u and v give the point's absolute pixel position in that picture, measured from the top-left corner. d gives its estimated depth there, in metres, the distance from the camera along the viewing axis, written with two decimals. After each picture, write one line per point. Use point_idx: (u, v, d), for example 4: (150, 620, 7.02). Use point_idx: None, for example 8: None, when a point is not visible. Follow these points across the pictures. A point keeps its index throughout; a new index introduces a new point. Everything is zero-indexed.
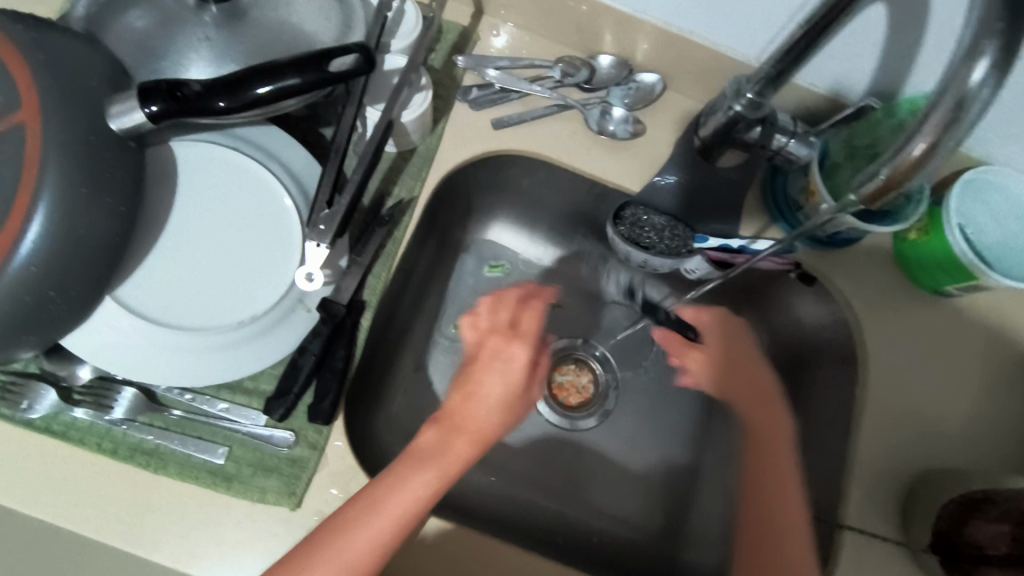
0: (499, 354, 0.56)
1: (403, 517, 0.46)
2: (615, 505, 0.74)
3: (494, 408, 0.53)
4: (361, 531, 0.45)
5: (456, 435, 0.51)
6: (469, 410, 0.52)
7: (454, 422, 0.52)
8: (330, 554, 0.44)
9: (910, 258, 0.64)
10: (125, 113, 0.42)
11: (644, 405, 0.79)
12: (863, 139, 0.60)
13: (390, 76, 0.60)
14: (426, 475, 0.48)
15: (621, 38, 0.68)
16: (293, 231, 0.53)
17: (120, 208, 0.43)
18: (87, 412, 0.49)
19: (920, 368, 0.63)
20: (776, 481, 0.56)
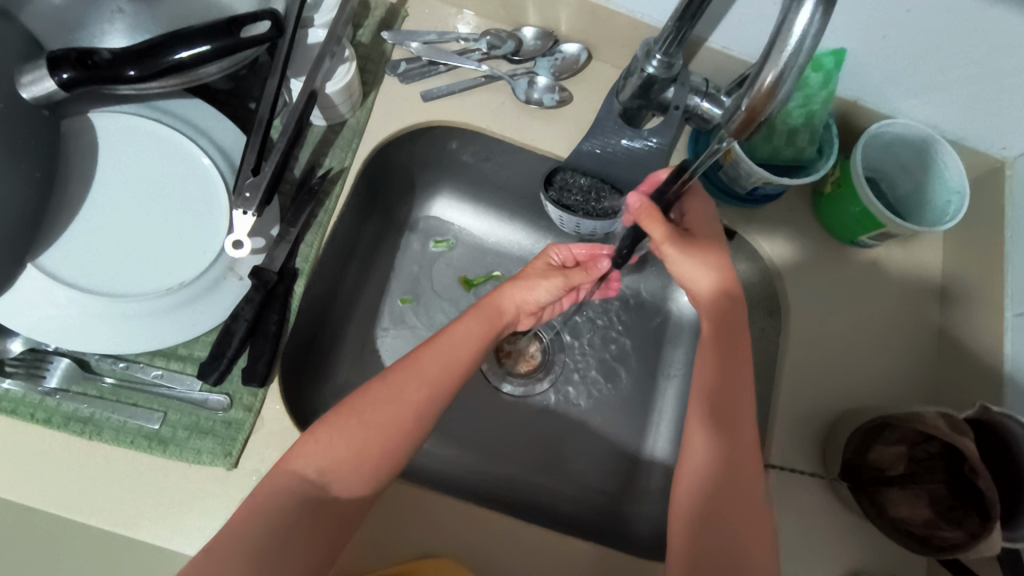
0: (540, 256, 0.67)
1: (461, 352, 0.57)
2: (576, 467, 0.76)
3: (534, 275, 0.64)
4: (432, 355, 0.56)
5: (505, 287, 0.63)
6: (522, 276, 0.64)
7: (505, 284, 0.64)
8: (411, 373, 0.54)
9: (826, 211, 0.70)
10: (35, 83, 0.46)
11: (595, 372, 0.80)
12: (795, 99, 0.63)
13: (313, 50, 0.60)
14: (477, 323, 0.60)
15: (544, 9, 0.70)
16: (218, 203, 0.56)
17: (36, 173, 0.48)
18: (17, 383, 0.52)
19: (857, 305, 0.70)
20: (730, 410, 0.57)
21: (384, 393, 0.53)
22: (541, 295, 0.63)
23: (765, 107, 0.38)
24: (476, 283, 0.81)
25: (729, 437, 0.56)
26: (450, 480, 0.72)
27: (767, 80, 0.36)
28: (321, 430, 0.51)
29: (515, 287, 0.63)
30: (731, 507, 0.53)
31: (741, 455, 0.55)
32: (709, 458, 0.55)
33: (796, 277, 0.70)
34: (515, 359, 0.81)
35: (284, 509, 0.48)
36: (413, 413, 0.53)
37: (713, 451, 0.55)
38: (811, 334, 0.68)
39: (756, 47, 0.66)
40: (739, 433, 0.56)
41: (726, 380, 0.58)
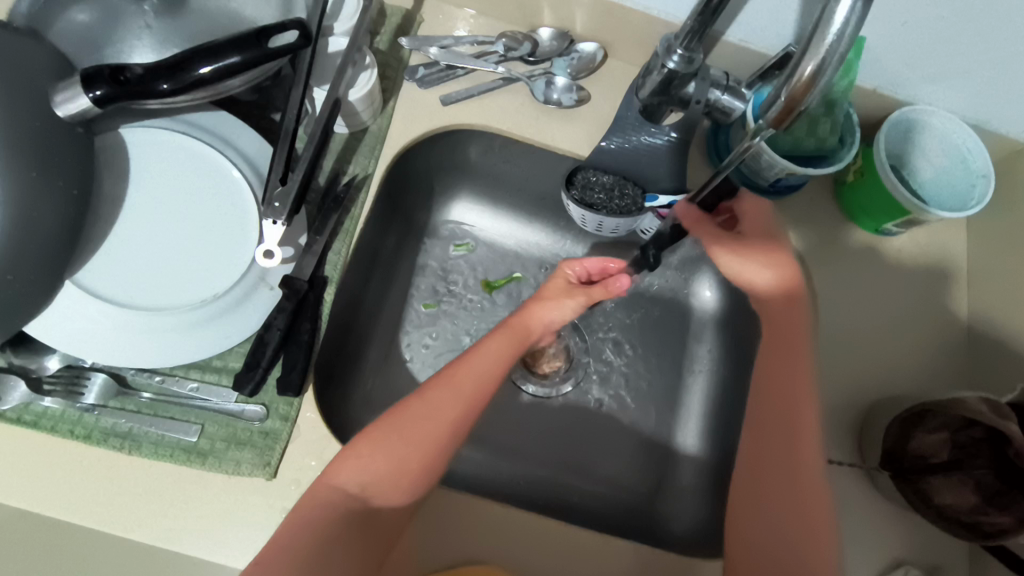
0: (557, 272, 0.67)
1: (494, 368, 0.57)
2: (604, 466, 0.75)
3: (558, 294, 0.64)
4: (467, 370, 0.56)
5: (531, 306, 0.63)
6: (545, 294, 0.64)
7: (531, 303, 0.64)
8: (446, 392, 0.54)
9: (851, 199, 0.69)
10: (70, 100, 0.45)
11: (620, 369, 0.80)
12: None
13: (334, 58, 0.61)
14: (505, 340, 0.60)
15: (559, 9, 0.70)
16: (247, 215, 0.56)
17: (72, 191, 0.46)
18: (56, 401, 0.52)
19: (879, 292, 0.69)
20: (782, 411, 0.57)
21: (420, 410, 0.53)
22: (568, 314, 0.64)
23: (803, 97, 0.38)
24: (497, 286, 0.82)
25: (782, 423, 0.56)
26: (484, 483, 0.73)
27: (808, 69, 0.36)
28: (361, 444, 0.50)
29: (542, 307, 0.63)
30: (778, 496, 0.54)
31: (799, 447, 0.55)
32: (758, 448, 0.57)
33: (817, 267, 0.70)
34: (538, 359, 0.79)
35: (331, 525, 0.47)
36: (450, 429, 0.53)
37: (765, 442, 0.56)
38: (840, 325, 0.68)
39: (773, 39, 0.66)
40: (792, 420, 0.56)
41: (779, 383, 0.57)
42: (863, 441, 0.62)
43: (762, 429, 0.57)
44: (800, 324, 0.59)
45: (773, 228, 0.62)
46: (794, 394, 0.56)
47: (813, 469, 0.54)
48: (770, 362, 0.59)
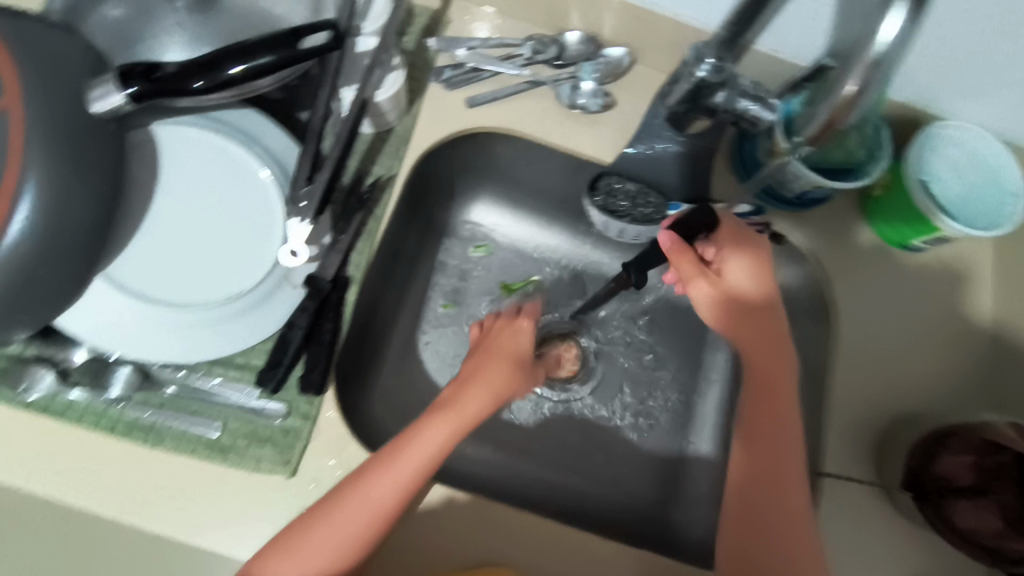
0: (512, 323, 0.59)
1: (417, 468, 0.50)
2: (615, 474, 0.75)
3: (509, 360, 0.56)
4: (392, 469, 0.50)
5: (472, 387, 0.54)
6: (490, 368, 0.55)
7: (472, 382, 0.54)
8: (361, 499, 0.49)
9: (877, 214, 0.69)
10: (104, 96, 0.45)
11: (635, 376, 0.80)
12: None
13: (360, 59, 0.59)
14: (443, 425, 0.51)
15: (588, 13, 0.70)
16: (274, 215, 0.56)
17: (104, 187, 0.46)
18: (83, 393, 0.52)
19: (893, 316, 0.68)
20: (774, 462, 0.55)
21: (337, 512, 0.48)
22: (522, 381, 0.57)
23: (847, 113, 0.42)
24: (516, 288, 0.82)
25: (774, 463, 0.55)
26: (496, 487, 0.73)
27: (851, 89, 0.40)
28: (268, 551, 0.48)
29: (478, 391, 0.53)
30: (777, 532, 0.52)
31: (789, 474, 0.54)
32: (754, 479, 0.55)
33: (839, 281, 0.69)
34: (555, 364, 0.79)
35: None
36: (361, 540, 0.48)
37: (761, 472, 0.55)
38: (862, 342, 0.67)
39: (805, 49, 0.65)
40: (782, 455, 0.55)
41: (771, 432, 0.56)
42: (882, 458, 0.61)
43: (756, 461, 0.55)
44: (777, 342, 0.58)
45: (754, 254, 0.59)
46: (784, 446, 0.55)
47: (801, 496, 0.54)
48: (758, 403, 0.57)
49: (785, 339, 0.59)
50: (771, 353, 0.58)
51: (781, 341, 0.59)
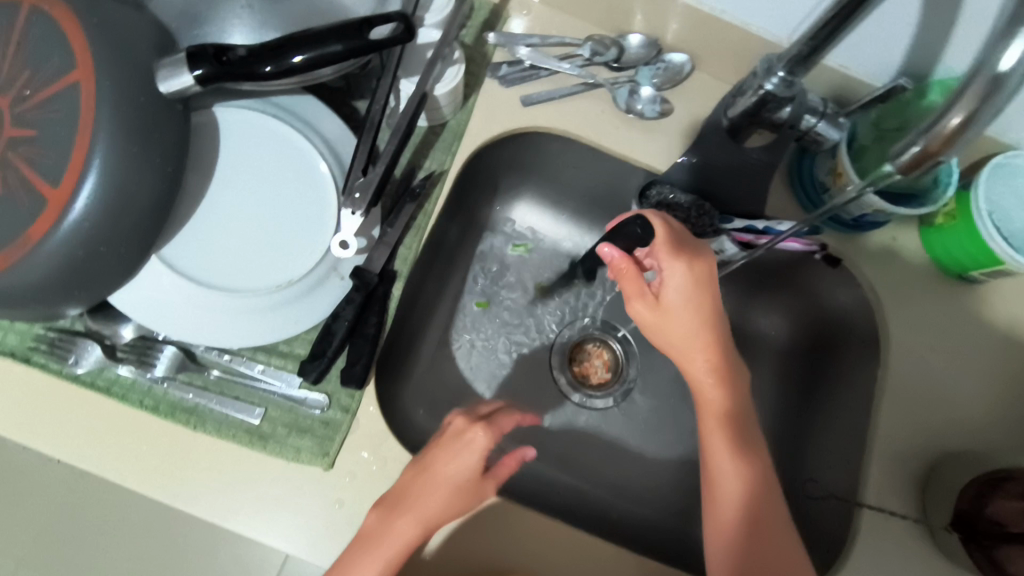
0: (458, 437, 0.51)
1: None
2: (641, 487, 0.74)
3: (443, 489, 0.49)
4: None
5: (401, 522, 0.48)
6: (428, 492, 0.49)
7: (400, 514, 0.49)
8: None
9: (936, 243, 0.66)
10: (173, 76, 0.44)
11: (666, 387, 0.78)
12: (891, 121, 0.62)
13: (423, 50, 0.60)
14: (372, 563, 0.47)
15: (652, 16, 0.68)
16: (326, 204, 0.55)
17: (168, 168, 0.46)
18: (129, 369, 0.52)
19: (943, 351, 0.65)
20: (761, 504, 0.53)
21: None
22: (458, 507, 0.50)
23: (945, 149, 0.37)
24: (552, 290, 0.81)
25: (764, 504, 0.53)
26: (523, 489, 0.72)
27: (954, 121, 0.36)
28: None
29: (414, 516, 0.49)
30: (774, 552, 0.52)
31: (765, 485, 0.54)
32: (742, 504, 0.53)
33: (890, 310, 0.67)
34: (586, 370, 0.80)
35: None
36: None
37: (747, 492, 0.53)
38: (911, 374, 0.65)
39: (877, 66, 0.63)
40: (770, 496, 0.53)
41: (747, 463, 0.54)
42: (927, 494, 0.60)
43: (739, 484, 0.53)
44: (730, 353, 0.56)
45: (695, 265, 0.55)
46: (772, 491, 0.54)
47: (779, 501, 0.54)
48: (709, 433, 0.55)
49: (727, 348, 0.56)
50: (728, 371, 0.56)
51: (727, 349, 0.56)
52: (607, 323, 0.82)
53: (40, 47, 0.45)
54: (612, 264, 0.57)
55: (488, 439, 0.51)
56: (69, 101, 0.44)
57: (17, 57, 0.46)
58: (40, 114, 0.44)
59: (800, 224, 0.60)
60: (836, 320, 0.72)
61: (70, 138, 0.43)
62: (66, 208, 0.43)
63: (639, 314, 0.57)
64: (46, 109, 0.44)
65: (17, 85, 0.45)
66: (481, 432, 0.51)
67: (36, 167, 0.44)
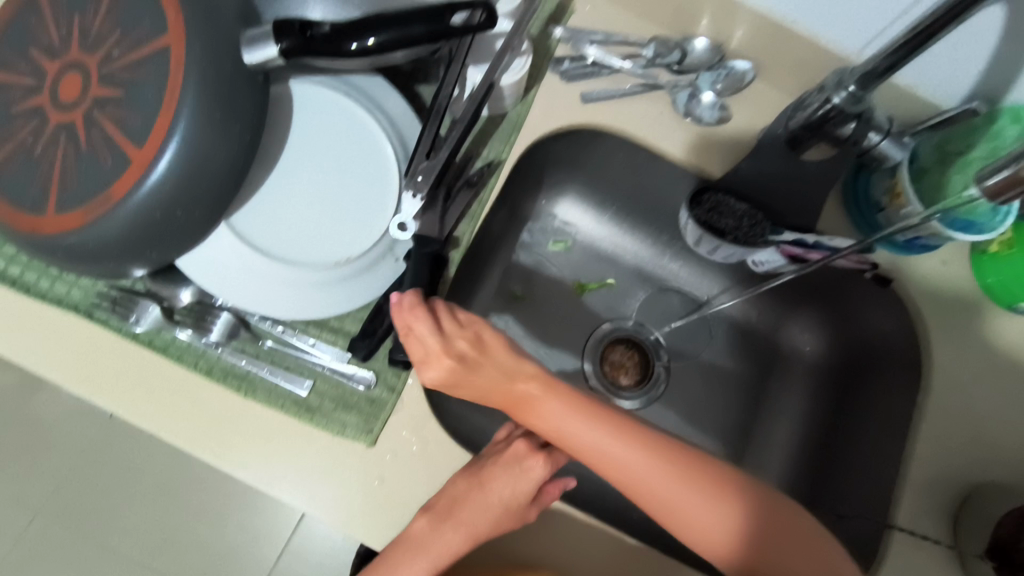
0: (519, 462, 0.51)
1: None
2: None
3: (493, 507, 0.49)
4: None
5: (448, 532, 0.49)
6: (475, 508, 0.49)
7: (447, 524, 0.49)
8: None
9: (988, 272, 0.65)
10: (260, 47, 0.45)
11: (690, 388, 0.81)
12: (955, 145, 0.61)
13: (494, 40, 0.60)
14: (417, 565, 0.48)
15: (719, 21, 0.67)
16: (388, 185, 0.56)
17: (246, 137, 0.46)
18: (187, 332, 0.53)
19: (985, 381, 0.65)
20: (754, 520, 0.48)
21: None
22: (507, 525, 0.50)
23: None
24: (589, 288, 0.83)
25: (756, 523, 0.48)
26: None
27: None
28: None
29: (462, 527, 0.49)
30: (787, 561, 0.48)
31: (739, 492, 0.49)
32: (727, 526, 0.48)
33: (932, 334, 0.66)
34: (616, 370, 0.82)
35: None
36: None
37: (741, 526, 0.48)
38: (951, 400, 0.64)
39: (945, 88, 0.63)
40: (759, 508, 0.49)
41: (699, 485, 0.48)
42: (958, 519, 0.60)
43: (716, 512, 0.48)
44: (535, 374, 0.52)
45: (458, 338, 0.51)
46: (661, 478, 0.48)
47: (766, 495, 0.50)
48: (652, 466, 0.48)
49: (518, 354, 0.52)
50: (525, 393, 0.50)
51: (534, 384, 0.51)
52: (639, 324, 0.83)
53: (130, 10, 0.46)
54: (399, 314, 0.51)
55: (547, 468, 0.51)
56: (158, 64, 0.44)
57: (109, 18, 0.46)
58: (128, 75, 0.45)
59: (858, 244, 0.59)
60: (874, 342, 0.72)
61: (157, 100, 0.44)
62: (149, 168, 0.44)
63: (447, 374, 0.50)
64: (133, 72, 0.45)
65: (106, 46, 0.46)
66: (542, 462, 0.51)
67: (121, 128, 0.45)
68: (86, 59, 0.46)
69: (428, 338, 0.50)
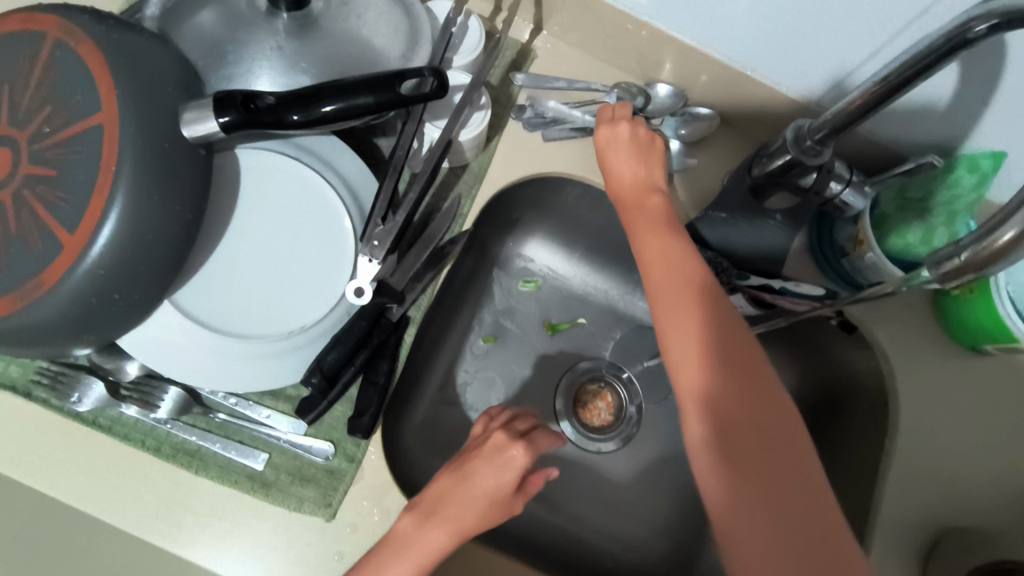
0: (501, 452, 0.48)
1: None
2: (631, 531, 0.72)
3: (479, 498, 0.46)
4: None
5: (434, 529, 0.45)
6: (463, 495, 0.46)
7: (432, 521, 0.45)
8: None
9: (952, 313, 0.65)
10: (199, 121, 0.44)
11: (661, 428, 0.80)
12: (915, 191, 0.61)
13: (452, 94, 0.59)
14: (398, 567, 0.44)
15: (681, 68, 0.67)
16: (343, 248, 0.54)
17: (187, 216, 0.45)
18: (133, 409, 0.51)
19: (952, 425, 0.64)
20: (754, 428, 0.47)
21: None
22: (493, 518, 0.46)
23: (991, 262, 0.37)
24: (560, 328, 0.79)
25: (757, 429, 0.47)
26: (514, 532, 0.70)
27: (1006, 237, 0.36)
28: None
29: (448, 519, 0.45)
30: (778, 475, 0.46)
31: (754, 407, 0.47)
32: (719, 421, 0.47)
33: (899, 376, 0.66)
34: (589, 411, 0.77)
35: None
36: None
37: (735, 423, 0.47)
38: (919, 446, 0.64)
39: (905, 137, 0.63)
40: (766, 424, 0.47)
41: (728, 378, 0.47)
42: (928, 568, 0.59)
43: (717, 410, 0.47)
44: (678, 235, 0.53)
45: (648, 170, 0.57)
46: (687, 348, 0.48)
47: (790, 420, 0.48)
48: (687, 332, 0.48)
49: (666, 211, 0.55)
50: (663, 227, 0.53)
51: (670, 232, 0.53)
52: (612, 363, 0.79)
53: (61, 84, 0.44)
54: (605, 115, 0.59)
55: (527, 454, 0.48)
56: (90, 144, 0.43)
57: (39, 90, 0.44)
58: (59, 153, 0.43)
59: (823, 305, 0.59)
60: (848, 384, 0.71)
61: (89, 180, 0.42)
62: (81, 252, 0.41)
63: (616, 141, 0.57)
64: (65, 149, 0.43)
65: (38, 121, 0.44)
66: (524, 450, 0.48)
67: (52, 209, 0.43)
68: (16, 135, 0.44)
69: (621, 144, 0.57)
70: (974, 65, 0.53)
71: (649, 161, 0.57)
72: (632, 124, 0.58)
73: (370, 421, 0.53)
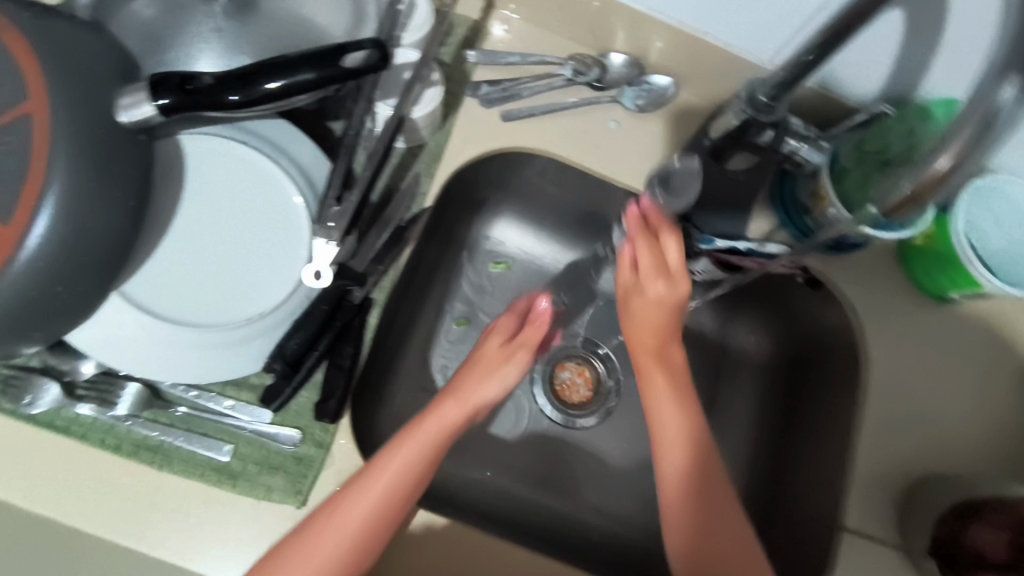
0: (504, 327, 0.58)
1: (399, 485, 0.47)
2: (616, 504, 0.72)
3: (494, 361, 0.55)
4: (368, 477, 0.47)
5: (452, 400, 0.51)
6: (480, 363, 0.54)
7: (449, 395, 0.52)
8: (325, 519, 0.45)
9: (915, 262, 0.65)
10: (134, 106, 0.43)
11: None
12: (874, 144, 0.61)
13: (401, 71, 0.58)
14: (417, 444, 0.49)
15: (635, 36, 0.67)
16: (298, 231, 0.54)
17: (129, 203, 0.44)
18: (89, 407, 0.50)
19: (921, 372, 0.65)
20: (709, 523, 0.49)
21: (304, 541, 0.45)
22: (507, 377, 0.54)
23: (933, 188, 0.39)
24: None
25: (711, 522, 0.49)
26: (498, 513, 0.70)
27: (944, 160, 0.37)
28: None
29: (468, 389, 0.52)
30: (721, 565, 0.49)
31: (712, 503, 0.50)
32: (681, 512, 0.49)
33: (867, 324, 0.66)
34: (567, 389, 0.77)
35: None
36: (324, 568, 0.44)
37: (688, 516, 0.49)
38: (892, 389, 0.64)
39: (859, 90, 0.63)
40: (718, 518, 0.49)
41: (692, 476, 0.50)
42: (905, 512, 0.60)
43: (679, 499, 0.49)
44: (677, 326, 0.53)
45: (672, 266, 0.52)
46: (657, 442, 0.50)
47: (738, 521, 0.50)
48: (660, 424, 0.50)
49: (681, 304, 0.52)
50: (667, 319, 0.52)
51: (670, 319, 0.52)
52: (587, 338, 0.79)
53: None
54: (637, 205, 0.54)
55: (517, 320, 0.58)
56: (18, 134, 0.41)
57: None
58: None
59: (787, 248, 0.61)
60: (825, 337, 0.70)
61: (19, 170, 0.41)
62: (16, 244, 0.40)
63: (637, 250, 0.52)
64: None
65: None
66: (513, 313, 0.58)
67: None
68: None
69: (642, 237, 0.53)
70: (919, 10, 0.53)
71: (673, 275, 0.52)
72: (664, 235, 0.52)
73: (337, 405, 0.52)
